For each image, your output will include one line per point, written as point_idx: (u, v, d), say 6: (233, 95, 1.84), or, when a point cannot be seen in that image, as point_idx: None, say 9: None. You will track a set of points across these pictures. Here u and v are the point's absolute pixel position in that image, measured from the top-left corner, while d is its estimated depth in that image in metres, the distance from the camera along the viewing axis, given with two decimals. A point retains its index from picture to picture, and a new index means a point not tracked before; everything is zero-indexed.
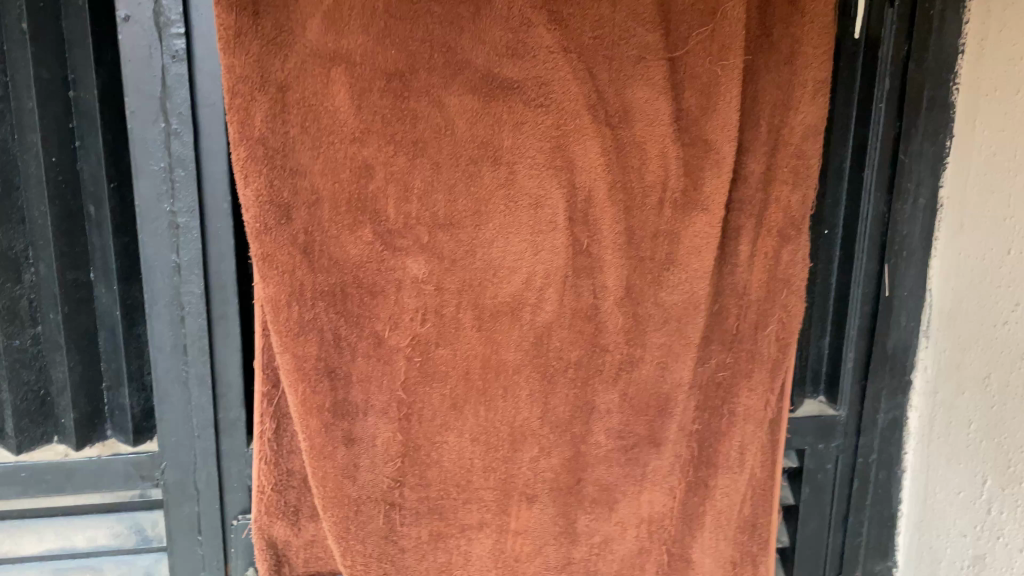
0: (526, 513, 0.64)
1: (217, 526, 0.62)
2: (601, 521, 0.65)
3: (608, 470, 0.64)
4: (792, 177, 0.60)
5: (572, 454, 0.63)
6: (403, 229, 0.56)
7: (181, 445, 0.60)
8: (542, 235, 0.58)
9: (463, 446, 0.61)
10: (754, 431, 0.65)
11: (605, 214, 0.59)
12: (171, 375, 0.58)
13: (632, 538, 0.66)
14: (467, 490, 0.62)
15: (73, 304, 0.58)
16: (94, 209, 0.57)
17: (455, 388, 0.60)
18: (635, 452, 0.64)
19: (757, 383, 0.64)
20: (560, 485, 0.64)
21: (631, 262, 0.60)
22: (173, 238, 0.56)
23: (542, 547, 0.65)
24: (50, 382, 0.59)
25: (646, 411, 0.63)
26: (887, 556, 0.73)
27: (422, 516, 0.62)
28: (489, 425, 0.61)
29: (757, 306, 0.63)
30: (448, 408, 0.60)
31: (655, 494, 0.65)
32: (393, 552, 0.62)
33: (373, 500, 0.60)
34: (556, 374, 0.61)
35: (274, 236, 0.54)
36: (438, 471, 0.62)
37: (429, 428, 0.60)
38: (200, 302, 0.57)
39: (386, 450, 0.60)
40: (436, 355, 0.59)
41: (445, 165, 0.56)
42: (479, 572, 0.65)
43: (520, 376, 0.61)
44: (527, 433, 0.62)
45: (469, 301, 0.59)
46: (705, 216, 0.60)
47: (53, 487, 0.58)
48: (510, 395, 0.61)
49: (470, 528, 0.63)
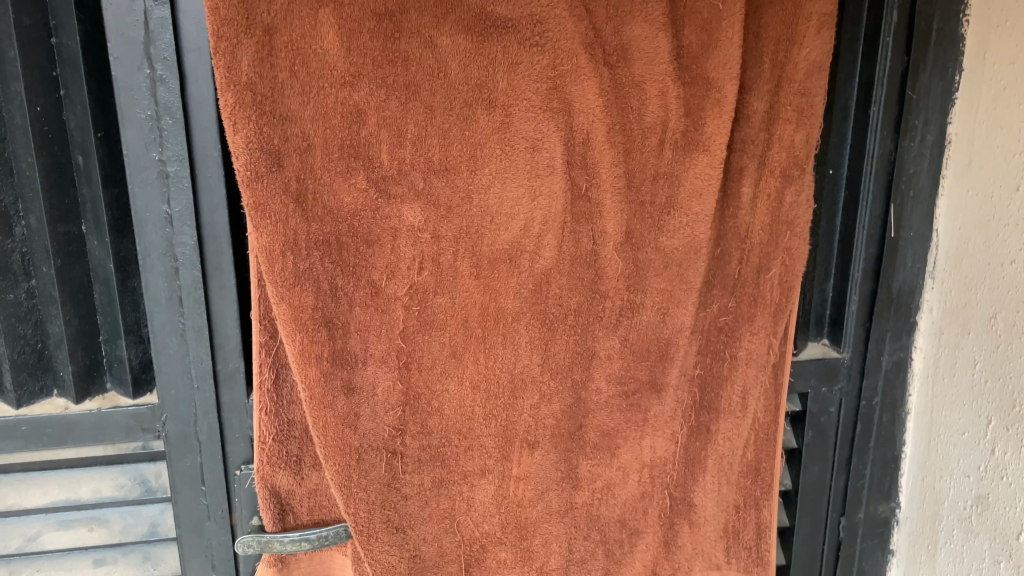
0: (528, 460, 0.64)
1: (221, 477, 0.62)
2: (603, 467, 0.65)
3: (610, 416, 0.64)
4: (795, 116, 0.58)
5: (573, 400, 0.63)
6: (398, 175, 0.55)
7: (181, 397, 0.59)
8: (540, 180, 0.57)
9: (463, 394, 0.61)
10: (756, 375, 0.65)
11: (603, 157, 0.57)
12: (168, 327, 0.58)
13: (634, 483, 0.66)
14: (468, 437, 0.62)
15: (66, 257, 0.57)
16: (82, 159, 0.56)
17: (454, 336, 0.60)
18: (636, 398, 0.64)
19: (760, 327, 0.63)
20: (561, 432, 0.64)
21: (630, 207, 0.59)
22: (163, 188, 0.55)
23: (543, 492, 0.65)
24: (47, 336, 0.58)
25: (647, 357, 0.63)
26: (889, 497, 0.73)
27: (424, 464, 0.62)
28: (489, 373, 0.61)
29: (760, 249, 0.62)
30: (448, 356, 0.60)
31: (656, 439, 0.65)
32: (397, 500, 0.62)
33: (375, 449, 0.60)
34: (555, 321, 0.61)
35: (265, 185, 0.52)
36: (439, 420, 0.61)
37: (429, 377, 0.60)
38: (194, 254, 0.56)
39: (386, 400, 0.60)
40: (434, 303, 0.59)
41: (439, 109, 0.54)
42: (482, 519, 0.65)
43: (520, 324, 0.60)
44: (527, 381, 0.62)
45: (467, 248, 0.58)
46: (706, 158, 0.58)
47: (54, 441, 0.58)
48: (509, 342, 0.61)
49: (472, 474, 0.63)
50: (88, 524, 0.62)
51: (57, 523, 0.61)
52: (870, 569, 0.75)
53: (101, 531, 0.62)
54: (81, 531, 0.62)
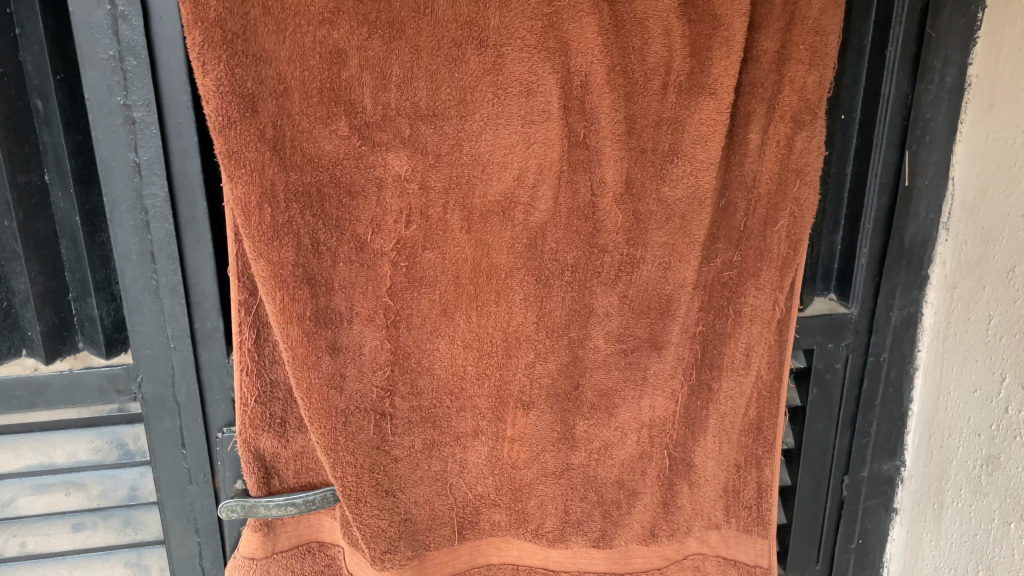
0: (522, 420, 0.62)
1: (202, 440, 0.59)
2: (600, 427, 0.63)
3: (607, 374, 0.61)
4: (808, 56, 0.54)
5: (570, 359, 0.61)
6: (383, 121, 0.52)
7: (157, 356, 0.56)
8: (535, 126, 0.54)
9: (455, 352, 0.59)
10: (761, 332, 0.61)
11: (603, 100, 0.54)
12: (140, 285, 0.54)
13: (632, 443, 0.64)
14: (460, 398, 0.60)
15: (28, 210, 0.52)
16: (41, 103, 0.51)
17: (445, 293, 0.57)
18: (635, 356, 0.61)
19: (766, 282, 0.60)
20: (558, 392, 0.61)
21: (632, 155, 0.56)
22: (130, 135, 0.50)
23: (539, 453, 0.63)
24: (13, 294, 0.54)
25: (647, 314, 0.60)
26: (894, 455, 0.71)
27: (415, 424, 0.60)
28: (481, 331, 0.59)
29: (767, 200, 0.58)
30: (438, 314, 0.58)
31: (656, 398, 0.63)
32: (386, 463, 0.59)
33: (362, 411, 0.57)
34: (551, 277, 0.58)
35: (239, 131, 0.49)
36: (429, 379, 0.59)
37: (418, 335, 0.58)
38: (165, 206, 0.52)
39: (374, 359, 0.57)
40: (422, 259, 0.56)
41: (425, 49, 0.51)
42: (475, 480, 0.63)
43: (513, 281, 0.58)
44: (521, 339, 0.59)
45: (457, 200, 0.55)
46: (712, 102, 0.54)
47: (24, 403, 0.55)
48: (503, 300, 0.58)
49: (464, 436, 0.61)
50: (65, 488, 0.59)
51: (32, 488, 0.59)
52: (872, 528, 0.73)
53: (78, 495, 0.60)
54: (58, 496, 0.59)
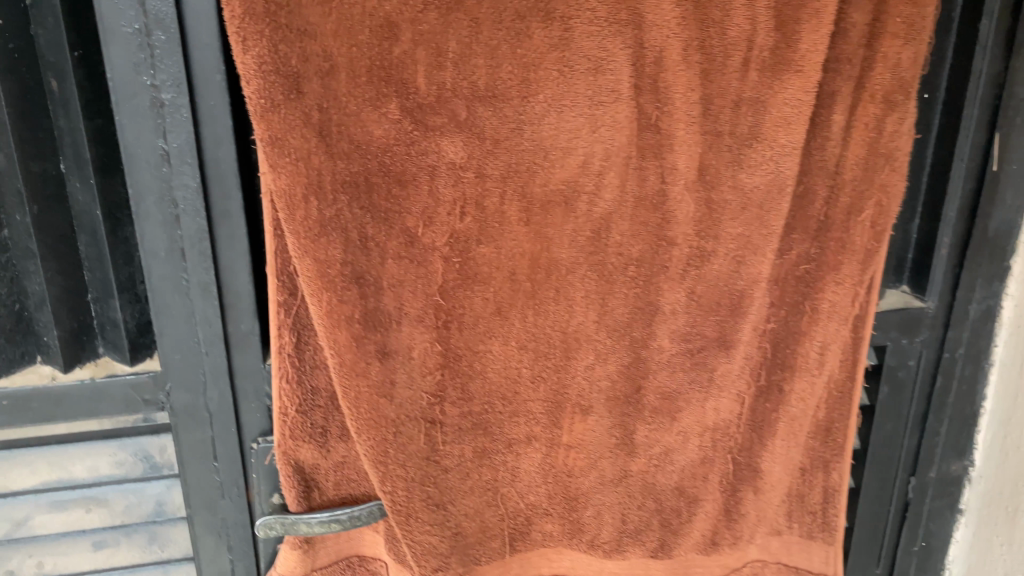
0: (580, 426, 0.57)
1: (236, 451, 0.54)
2: (661, 432, 0.58)
3: (671, 377, 0.57)
4: (904, 30, 0.50)
5: (632, 360, 0.56)
6: (437, 103, 0.47)
7: (187, 362, 0.51)
8: (603, 107, 0.49)
9: (509, 355, 0.54)
10: (838, 330, 0.56)
11: (678, 79, 0.49)
12: (168, 285, 0.49)
13: (694, 448, 0.59)
14: (514, 402, 0.56)
15: (43, 203, 0.47)
16: (56, 84, 0.45)
17: (500, 291, 0.52)
18: (702, 356, 0.57)
19: (847, 276, 0.55)
20: (618, 395, 0.57)
21: (706, 138, 0.51)
22: (157, 119, 0.45)
23: (597, 461, 0.59)
24: (26, 295, 0.49)
25: (717, 311, 0.55)
26: (963, 455, 0.67)
27: (465, 432, 0.55)
28: (538, 331, 0.54)
29: (851, 187, 0.53)
30: (493, 313, 0.53)
31: (722, 401, 0.58)
32: (437, 474, 0.55)
33: (412, 420, 0.53)
34: (614, 273, 0.53)
35: (283, 115, 0.44)
36: (481, 384, 0.55)
37: (470, 337, 0.53)
38: (197, 198, 0.47)
39: (424, 363, 0.52)
40: (476, 254, 0.51)
41: (486, 22, 0.46)
42: (527, 489, 0.58)
43: (575, 277, 0.53)
44: (581, 339, 0.55)
45: (516, 189, 0.50)
46: (799, 80, 0.49)
47: (41, 416, 0.50)
48: (562, 297, 0.54)
49: (517, 443, 0.57)
50: (85, 505, 0.54)
51: (49, 505, 0.54)
52: (936, 530, 0.69)
53: (100, 512, 0.55)
54: (78, 513, 0.54)
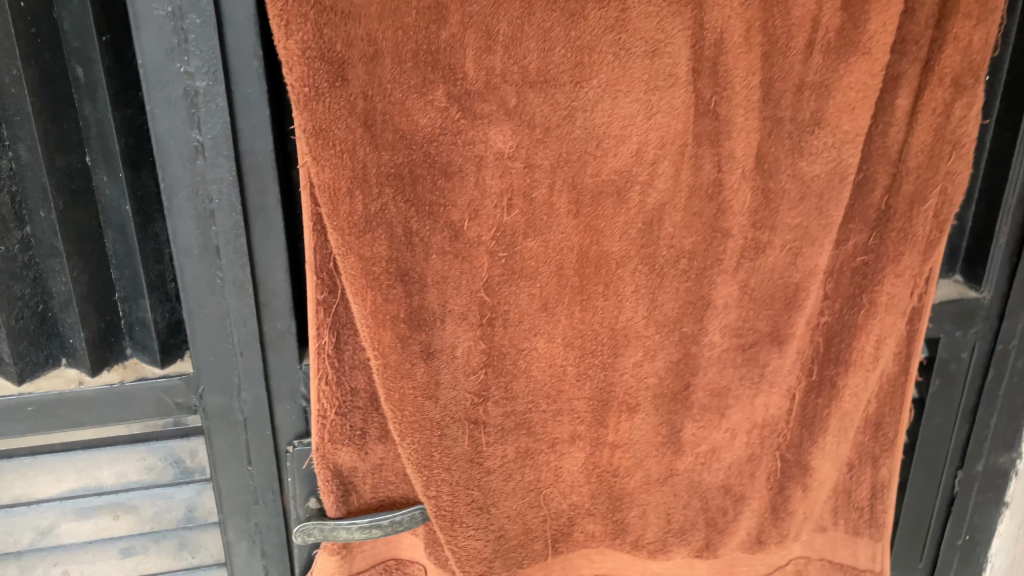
0: (627, 425, 0.55)
1: (270, 455, 0.52)
2: (709, 429, 0.56)
3: (720, 373, 0.55)
4: (977, 11, 0.46)
5: (681, 356, 0.54)
6: (486, 89, 0.44)
7: (220, 364, 0.48)
8: (659, 92, 0.46)
9: (554, 352, 0.52)
10: (895, 323, 0.54)
11: (739, 62, 0.46)
12: (202, 283, 0.46)
13: (742, 445, 0.58)
14: (558, 401, 0.54)
15: (69, 197, 0.44)
16: (82, 70, 0.42)
17: (546, 286, 0.50)
18: (754, 351, 0.54)
19: (907, 268, 0.52)
20: (666, 392, 0.55)
21: (766, 125, 0.48)
22: (191, 109, 0.42)
23: (643, 460, 0.56)
24: (51, 295, 0.46)
25: (770, 305, 0.53)
26: (1011, 447, 0.65)
27: (509, 431, 0.53)
28: (585, 328, 0.52)
29: (915, 175, 0.50)
30: (539, 310, 0.50)
31: (772, 397, 0.56)
32: (480, 476, 0.53)
33: (456, 421, 0.50)
34: (665, 266, 0.51)
35: (327, 104, 0.41)
36: (526, 383, 0.52)
37: (515, 334, 0.51)
38: (232, 191, 0.44)
39: (468, 362, 0.50)
40: (523, 248, 0.49)
41: (539, 2, 0.42)
42: (570, 490, 0.56)
43: (625, 271, 0.51)
44: (630, 335, 0.52)
45: (565, 179, 0.48)
46: (865, 63, 0.47)
47: (68, 422, 0.48)
48: (612, 292, 0.51)
49: (560, 442, 0.55)
50: (113, 512, 0.52)
51: (75, 513, 0.52)
52: (981, 523, 0.68)
53: (128, 518, 0.53)
54: (105, 519, 0.52)
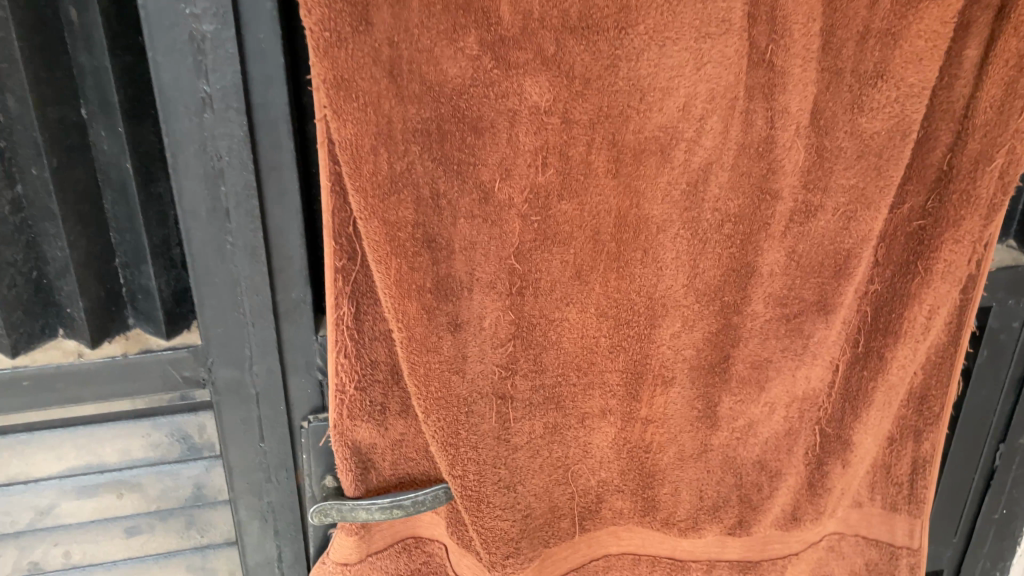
0: (662, 399, 0.52)
1: (284, 431, 0.49)
2: (748, 403, 0.53)
3: (761, 345, 0.52)
4: None
5: (721, 327, 0.50)
6: (522, 36, 0.40)
7: (231, 335, 0.45)
8: (711, 40, 0.41)
9: (586, 323, 0.49)
10: (949, 292, 0.50)
11: (800, 6, 0.41)
12: (211, 248, 0.42)
13: (780, 419, 0.55)
14: (590, 373, 0.50)
15: (64, 154, 0.40)
16: (76, 12, 0.38)
17: (582, 252, 0.46)
18: (798, 322, 0.51)
19: (966, 233, 0.49)
20: (704, 364, 0.51)
21: (824, 77, 0.44)
22: (198, 56, 0.38)
23: (677, 435, 0.53)
24: (46, 261, 0.42)
25: (819, 272, 0.50)
26: None
27: (538, 406, 0.50)
28: (621, 297, 0.48)
29: (982, 132, 0.46)
30: (571, 278, 0.47)
31: (814, 368, 0.53)
32: (507, 454, 0.49)
33: (484, 397, 0.47)
34: (708, 230, 0.47)
35: (351, 51, 0.36)
36: (556, 354, 0.49)
37: (546, 304, 0.47)
38: (243, 148, 0.40)
39: (496, 333, 0.46)
40: (557, 211, 0.45)
41: None
42: (599, 466, 0.54)
43: (666, 236, 0.47)
44: (668, 304, 0.49)
45: (605, 136, 0.44)
46: (937, 10, 0.43)
47: (68, 397, 0.44)
48: (651, 259, 0.47)
49: (590, 417, 0.52)
50: (116, 490, 0.49)
51: (76, 492, 0.49)
52: (1021, 497, 0.65)
53: (133, 496, 0.50)
54: (108, 498, 0.49)
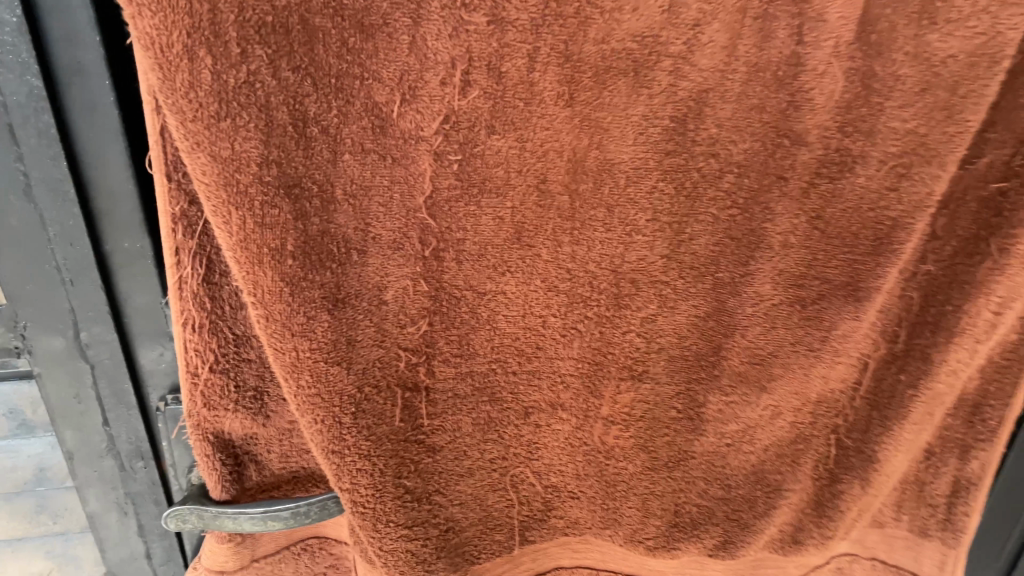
0: (630, 396, 0.40)
1: (134, 412, 0.39)
2: (742, 405, 0.41)
3: (764, 335, 0.39)
4: None
5: (712, 311, 0.38)
6: None
7: (44, 295, 0.34)
8: None
9: (530, 298, 0.37)
10: None
11: None
12: None
13: (785, 426, 0.43)
14: (536, 360, 0.39)
15: None
16: None
17: (523, 206, 0.34)
18: (818, 309, 0.38)
19: None
20: (686, 355, 0.39)
21: None
22: None
23: (648, 441, 0.42)
24: None
25: (852, 246, 0.37)
26: None
27: (464, 399, 0.38)
28: (577, 267, 0.36)
29: None
30: (509, 239, 0.35)
31: (835, 367, 0.41)
32: (420, 458, 0.38)
33: (383, 390, 0.35)
34: (700, 185, 0.34)
35: None
36: (489, 336, 0.37)
37: (473, 272, 0.35)
38: (22, 42, 0.28)
39: (402, 309, 0.34)
40: (487, 148, 0.32)
41: None
42: (548, 470, 0.42)
43: (641, 190, 0.34)
44: (640, 280, 0.37)
45: (554, 46, 0.30)
46: None
47: None
48: (618, 220, 0.35)
49: (536, 412, 0.40)
50: None
51: None
52: None
53: None
54: None
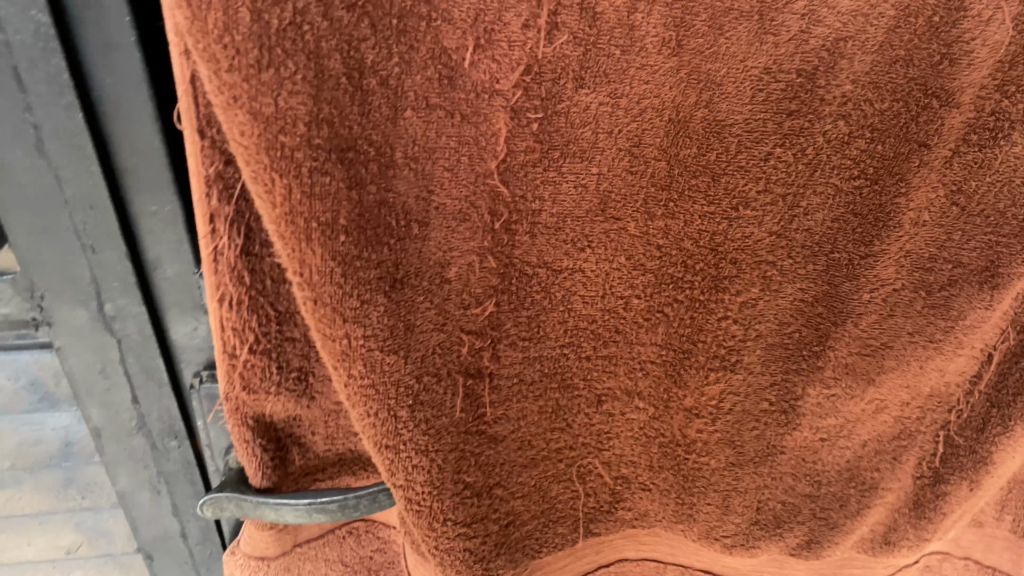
0: (720, 386, 0.35)
1: (164, 381, 0.36)
2: (844, 399, 0.37)
3: (879, 323, 0.34)
4: None
5: (822, 295, 0.33)
6: None
7: (64, 259, 0.32)
8: None
9: (614, 275, 0.32)
10: None
11: None
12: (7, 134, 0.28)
13: (886, 420, 0.38)
14: (614, 346, 0.34)
15: None
16: None
17: (614, 176, 0.29)
18: (944, 295, 0.33)
19: None
20: (786, 342, 0.34)
21: None
22: None
23: (735, 436, 0.37)
24: None
25: (994, 224, 0.31)
26: None
27: (532, 385, 0.34)
28: (670, 246, 0.31)
29: None
30: (594, 211, 0.30)
31: (954, 359, 0.36)
32: (480, 448, 0.34)
33: (444, 377, 0.31)
34: (823, 154, 0.29)
35: None
36: (562, 318, 0.33)
37: (547, 247, 0.30)
38: None
39: (466, 288, 0.30)
40: (574, 105, 0.27)
41: None
42: (620, 460, 0.38)
43: (752, 157, 0.29)
44: (743, 259, 0.32)
45: None
46: None
47: None
48: (722, 192, 0.30)
49: (609, 399, 0.36)
50: None
51: None
52: None
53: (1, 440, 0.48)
54: None
